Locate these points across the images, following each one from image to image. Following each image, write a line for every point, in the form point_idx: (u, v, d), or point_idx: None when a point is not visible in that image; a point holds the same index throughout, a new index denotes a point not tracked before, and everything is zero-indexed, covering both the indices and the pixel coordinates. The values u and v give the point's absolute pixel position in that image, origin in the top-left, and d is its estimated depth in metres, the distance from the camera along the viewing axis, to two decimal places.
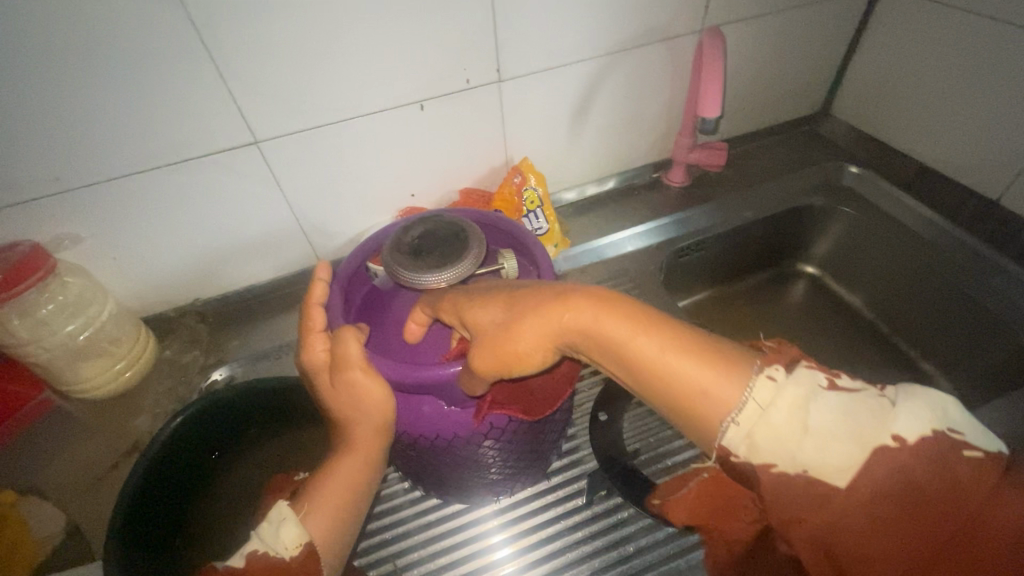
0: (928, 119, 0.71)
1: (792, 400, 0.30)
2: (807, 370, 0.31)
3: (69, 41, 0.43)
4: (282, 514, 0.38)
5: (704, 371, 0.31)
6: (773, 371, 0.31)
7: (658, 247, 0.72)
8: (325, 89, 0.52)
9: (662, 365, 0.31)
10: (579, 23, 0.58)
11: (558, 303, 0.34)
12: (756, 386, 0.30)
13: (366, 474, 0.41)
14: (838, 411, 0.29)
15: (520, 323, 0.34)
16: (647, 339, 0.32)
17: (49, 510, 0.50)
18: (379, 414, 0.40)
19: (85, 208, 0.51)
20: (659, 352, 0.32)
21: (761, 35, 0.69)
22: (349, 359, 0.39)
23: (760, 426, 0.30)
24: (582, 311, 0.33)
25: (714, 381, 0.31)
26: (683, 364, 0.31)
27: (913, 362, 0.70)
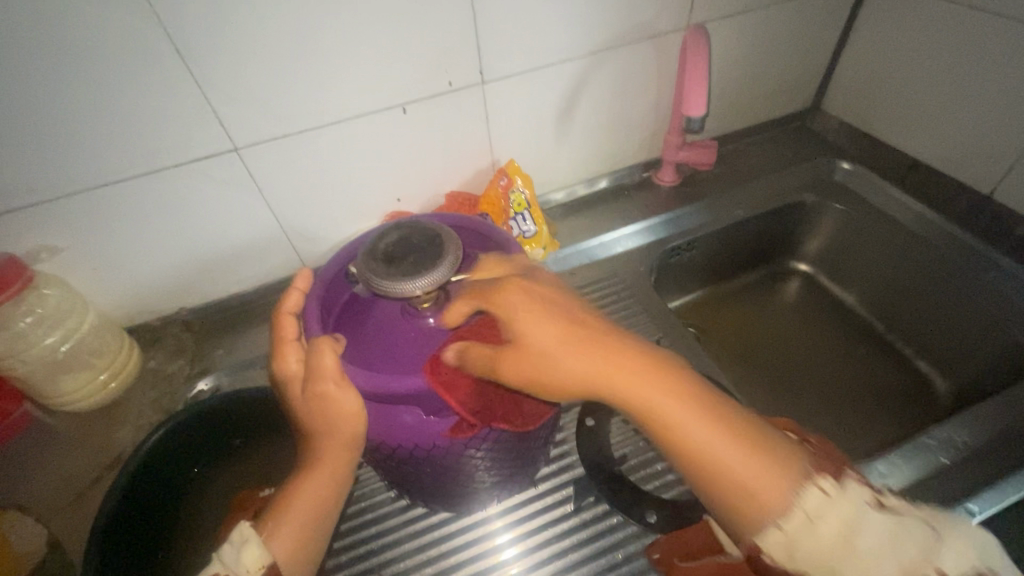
0: (920, 114, 0.70)
1: (841, 517, 0.32)
2: (858, 486, 0.33)
3: (36, 51, 0.42)
4: (244, 534, 0.39)
5: (767, 475, 0.33)
6: (825, 484, 0.33)
7: (648, 247, 0.71)
8: (304, 94, 0.51)
9: (719, 462, 0.34)
10: (561, 22, 0.57)
11: (628, 375, 0.36)
12: (809, 496, 0.33)
13: (335, 490, 0.41)
14: (885, 537, 0.31)
15: (585, 355, 0.36)
16: (706, 435, 0.34)
17: (30, 526, 0.49)
18: (349, 430, 0.40)
19: (63, 219, 0.50)
20: (717, 446, 0.34)
21: (748, 31, 0.68)
22: (323, 372, 0.38)
23: (803, 536, 0.32)
24: (649, 390, 0.35)
25: (773, 481, 0.33)
26: (740, 463, 0.34)
27: (907, 359, 0.69)
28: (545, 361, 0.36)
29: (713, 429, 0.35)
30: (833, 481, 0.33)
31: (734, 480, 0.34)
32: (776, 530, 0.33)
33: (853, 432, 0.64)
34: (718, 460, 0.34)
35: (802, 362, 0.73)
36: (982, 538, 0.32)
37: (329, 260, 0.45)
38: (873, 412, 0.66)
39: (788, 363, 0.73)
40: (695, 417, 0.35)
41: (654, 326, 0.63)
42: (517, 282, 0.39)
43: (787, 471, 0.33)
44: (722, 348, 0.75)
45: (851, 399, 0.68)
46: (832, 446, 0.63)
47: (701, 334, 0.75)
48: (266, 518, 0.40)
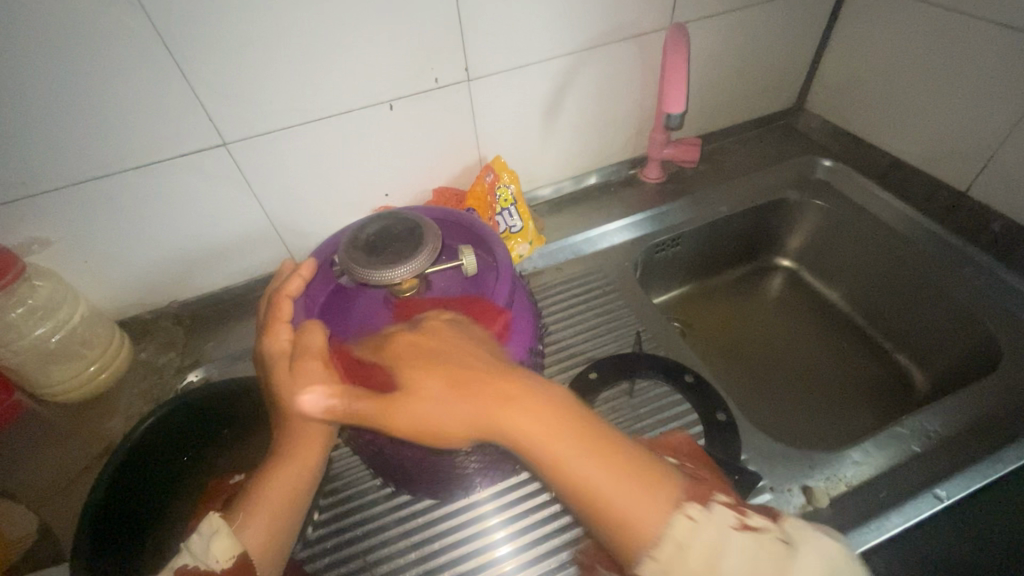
0: (899, 113, 0.71)
1: (707, 542, 0.33)
2: (721, 509, 0.34)
3: (25, 45, 0.43)
4: (214, 524, 0.40)
5: (638, 496, 0.34)
6: (691, 510, 0.34)
7: (633, 243, 0.73)
8: (289, 88, 0.52)
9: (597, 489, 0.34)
10: (545, 21, 0.58)
11: (500, 413, 0.35)
12: (676, 522, 0.33)
13: (307, 477, 0.42)
14: (747, 556, 0.32)
15: (460, 400, 0.36)
16: (581, 460, 0.35)
17: (22, 512, 0.50)
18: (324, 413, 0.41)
19: (54, 212, 0.51)
20: (596, 472, 0.35)
21: (731, 31, 0.69)
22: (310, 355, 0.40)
23: (675, 563, 0.32)
24: (526, 429, 0.35)
25: (644, 502, 0.34)
26: (617, 490, 0.34)
27: (886, 351, 0.71)
28: (425, 409, 0.36)
29: (585, 453, 0.35)
30: (699, 504, 0.34)
31: (574, 478, 0.35)
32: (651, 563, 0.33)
33: (833, 421, 0.66)
34: (593, 484, 0.34)
35: (785, 354, 0.74)
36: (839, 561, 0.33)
37: (315, 252, 0.46)
38: (852, 402, 0.68)
39: (771, 355, 0.74)
40: (569, 446, 0.35)
41: (638, 319, 0.65)
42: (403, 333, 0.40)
43: (661, 496, 0.34)
44: (706, 342, 0.76)
45: (831, 390, 0.69)
46: (812, 435, 0.65)
47: (686, 328, 0.77)
48: (236, 508, 0.40)
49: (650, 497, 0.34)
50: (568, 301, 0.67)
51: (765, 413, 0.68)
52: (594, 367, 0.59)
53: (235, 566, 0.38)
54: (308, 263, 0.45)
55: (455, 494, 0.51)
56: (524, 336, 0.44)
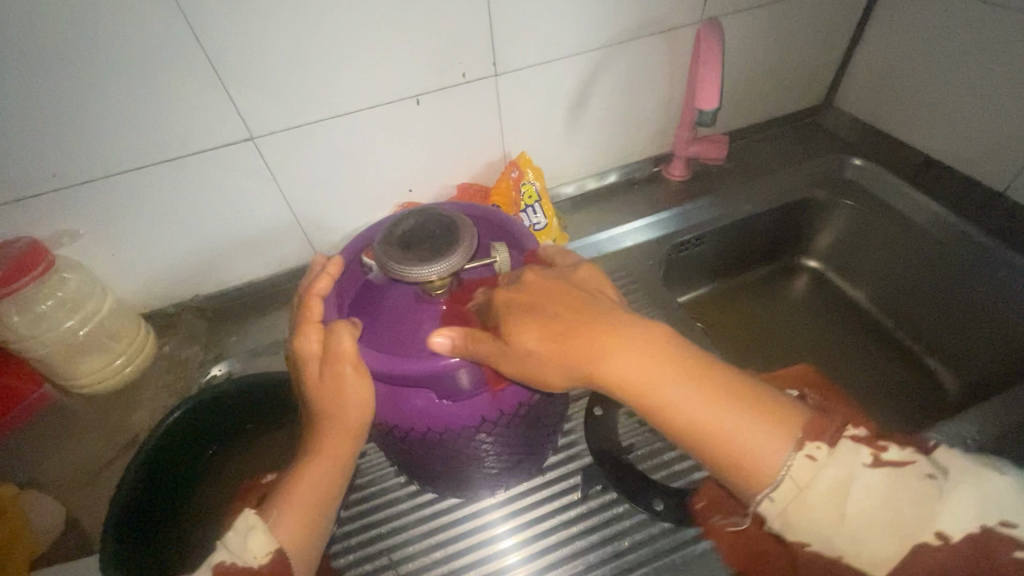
0: (934, 111, 0.70)
1: (832, 481, 0.33)
2: (848, 443, 0.34)
3: (57, 36, 0.42)
4: (248, 522, 0.38)
5: (761, 433, 0.35)
6: (814, 449, 0.34)
7: (657, 241, 0.72)
8: (316, 81, 0.52)
9: (716, 426, 0.35)
10: (575, 15, 0.57)
11: (610, 358, 0.37)
12: (792, 463, 0.34)
13: (337, 477, 0.42)
14: (875, 492, 0.33)
15: (565, 347, 0.37)
16: (692, 400, 0.36)
17: (49, 503, 0.50)
18: (355, 417, 0.41)
19: (82, 205, 0.51)
20: (705, 412, 0.36)
21: (762, 25, 0.68)
22: (348, 356, 0.39)
23: (797, 499, 0.34)
24: (631, 370, 0.36)
25: (760, 439, 0.35)
26: (734, 424, 0.35)
27: (916, 355, 0.69)
28: (533, 356, 0.37)
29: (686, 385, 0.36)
30: (824, 444, 0.34)
31: (684, 415, 0.36)
32: (767, 502, 0.34)
33: (861, 426, 0.65)
34: (704, 418, 0.35)
35: (811, 357, 0.72)
36: (993, 484, 0.33)
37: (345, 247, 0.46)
38: (881, 408, 0.66)
39: (796, 358, 0.73)
40: (678, 387, 0.36)
41: (663, 319, 0.64)
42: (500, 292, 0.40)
43: (784, 429, 0.35)
44: (729, 343, 0.75)
45: (859, 395, 0.68)
46: None
47: (709, 328, 0.75)
48: (271, 505, 0.40)
49: (770, 432, 0.35)
50: None
51: None
52: None
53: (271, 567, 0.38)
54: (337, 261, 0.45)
55: (479, 495, 0.51)
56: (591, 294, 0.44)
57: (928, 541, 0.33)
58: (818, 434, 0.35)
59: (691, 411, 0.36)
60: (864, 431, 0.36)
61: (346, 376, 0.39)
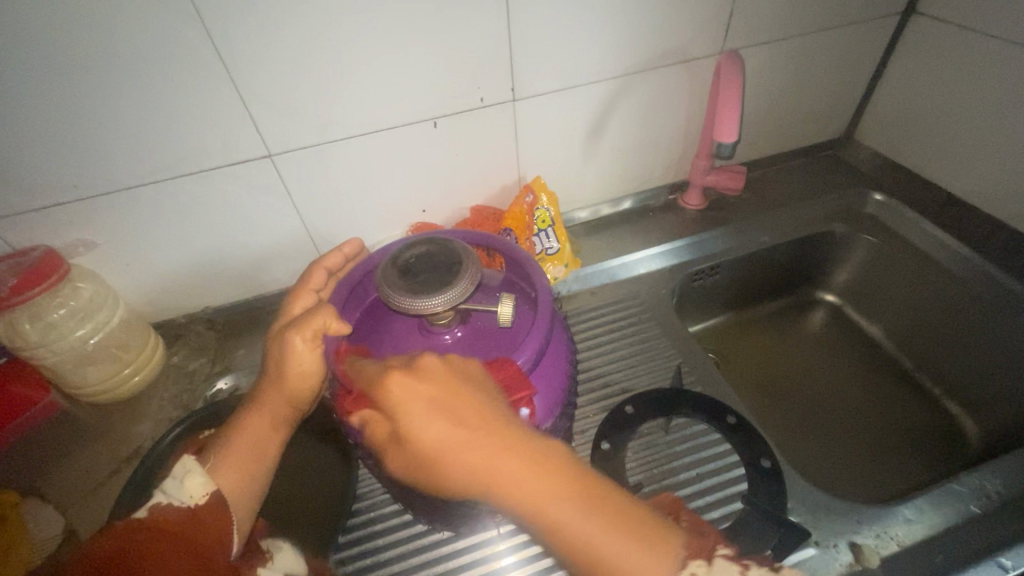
0: (958, 148, 0.68)
1: None
2: (725, 561, 0.33)
3: (87, 55, 0.43)
4: (187, 465, 0.38)
5: (650, 567, 0.32)
6: (696, 567, 0.32)
7: (670, 270, 0.71)
8: (336, 101, 0.52)
9: (599, 552, 0.32)
10: (595, 45, 0.57)
11: (497, 466, 0.34)
12: None
13: (275, 443, 0.42)
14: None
15: (462, 446, 0.34)
16: (585, 520, 0.33)
17: (49, 513, 0.51)
18: (298, 383, 0.42)
19: (100, 216, 0.52)
20: (597, 535, 0.33)
21: (783, 58, 0.67)
22: (311, 313, 0.42)
23: None
24: (524, 481, 0.33)
25: (650, 574, 0.32)
26: (626, 556, 0.32)
27: (934, 400, 0.67)
28: (433, 448, 0.35)
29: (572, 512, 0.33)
30: (703, 559, 0.33)
31: (577, 538, 0.33)
32: None
33: (876, 469, 0.63)
34: (597, 548, 0.32)
35: (825, 394, 0.70)
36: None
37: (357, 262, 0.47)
38: (896, 452, 0.64)
39: (809, 394, 0.71)
40: (572, 507, 0.33)
41: (674, 350, 0.63)
42: (399, 371, 0.37)
43: (672, 557, 0.32)
44: (742, 376, 0.73)
45: (875, 436, 0.65)
46: (854, 484, 0.61)
47: (722, 360, 0.74)
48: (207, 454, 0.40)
49: (654, 559, 0.32)
50: (602, 328, 0.66)
51: (805, 456, 0.64)
52: (630, 400, 0.56)
53: (208, 506, 0.37)
54: (352, 245, 0.52)
55: (476, 527, 0.49)
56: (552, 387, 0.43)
57: None
58: (699, 552, 0.33)
59: (587, 536, 0.33)
60: (731, 548, 0.35)
61: (300, 332, 0.41)
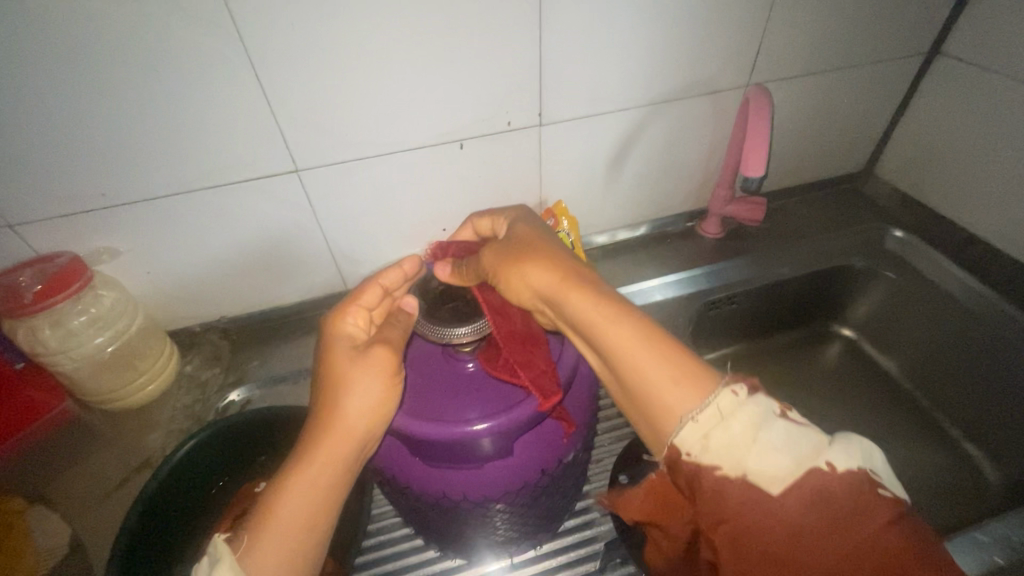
0: (979, 190, 0.68)
1: (744, 423, 0.33)
2: (766, 399, 0.34)
3: (128, 70, 0.44)
4: (217, 551, 0.33)
5: (681, 388, 0.35)
6: (736, 388, 0.34)
7: (687, 298, 0.71)
8: (365, 120, 0.53)
9: (634, 367, 0.36)
10: (622, 75, 0.58)
11: (557, 286, 0.40)
12: (714, 400, 0.34)
13: (333, 489, 0.37)
14: (786, 436, 0.33)
15: (533, 266, 0.42)
16: (619, 337, 0.37)
17: (55, 523, 0.51)
18: (366, 420, 0.38)
19: (126, 224, 0.52)
20: (637, 354, 0.36)
21: (806, 95, 0.68)
22: (375, 359, 0.39)
23: (713, 428, 0.33)
24: (590, 311, 0.38)
25: (680, 395, 0.35)
26: (655, 375, 0.36)
27: (953, 442, 0.66)
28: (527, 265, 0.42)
29: (637, 340, 0.36)
30: (748, 387, 0.35)
31: (624, 361, 0.37)
32: (685, 424, 0.34)
33: None
34: (636, 368, 0.36)
35: (844, 431, 0.69)
36: (871, 451, 0.33)
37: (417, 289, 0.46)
38: (915, 496, 0.63)
39: (825, 430, 0.70)
40: (629, 336, 0.37)
41: None
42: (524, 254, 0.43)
43: (700, 385, 0.35)
44: None
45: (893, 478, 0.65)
46: None
47: None
48: (242, 532, 0.35)
49: (683, 388, 0.35)
50: None
51: None
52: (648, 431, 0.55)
53: None
54: (411, 262, 0.47)
55: (487, 556, 0.48)
56: (580, 430, 0.43)
57: (817, 467, 0.32)
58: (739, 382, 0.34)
59: (638, 362, 0.36)
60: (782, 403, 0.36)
61: (370, 383, 0.39)
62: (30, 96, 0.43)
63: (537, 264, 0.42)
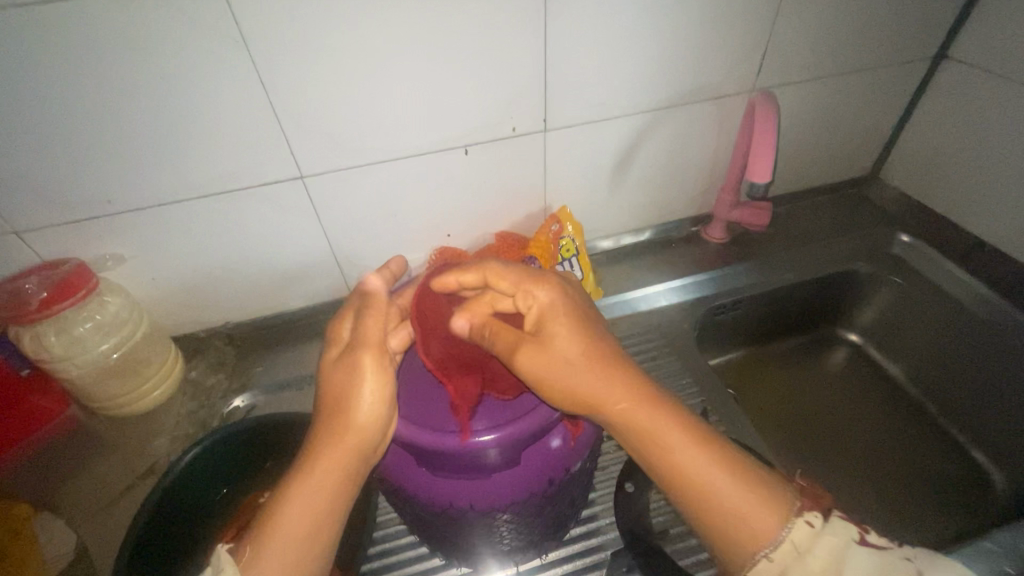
0: (986, 195, 0.68)
1: (826, 555, 0.34)
2: (842, 522, 0.35)
3: (134, 78, 0.44)
4: (220, 563, 0.34)
5: (759, 509, 0.36)
6: (811, 517, 0.35)
7: (692, 303, 0.70)
8: (370, 127, 0.53)
9: (715, 496, 0.37)
10: (627, 80, 0.58)
11: (607, 394, 0.39)
12: (790, 529, 0.35)
13: (336, 498, 0.37)
14: (872, 568, 0.33)
15: (579, 370, 0.39)
16: (704, 468, 0.37)
17: (59, 529, 0.50)
18: (364, 425, 0.38)
19: (131, 230, 0.52)
20: (720, 485, 0.37)
21: (811, 100, 0.68)
22: (360, 366, 0.39)
23: (793, 565, 0.34)
24: (677, 442, 0.38)
25: (758, 514, 0.36)
26: (733, 496, 0.37)
27: (961, 448, 0.65)
28: (567, 366, 0.39)
29: (686, 440, 0.38)
30: (819, 513, 0.36)
31: (701, 484, 0.37)
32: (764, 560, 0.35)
33: (901, 519, 0.61)
34: (717, 495, 0.37)
35: (850, 436, 0.69)
36: (956, 573, 0.33)
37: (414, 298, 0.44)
38: (922, 502, 0.62)
39: (831, 436, 0.69)
40: (709, 464, 0.38)
41: (694, 388, 0.62)
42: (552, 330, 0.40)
43: (775, 504, 0.36)
44: (762, 413, 0.72)
45: (901, 483, 0.64)
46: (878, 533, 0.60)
47: (742, 396, 0.73)
48: (245, 544, 0.35)
49: (765, 512, 0.36)
50: None
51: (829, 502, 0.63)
52: None
53: None
54: (399, 262, 0.47)
55: (492, 564, 0.48)
56: (582, 436, 0.43)
57: None
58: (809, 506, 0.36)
59: (721, 494, 0.37)
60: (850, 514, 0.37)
61: (359, 391, 0.38)
62: (37, 103, 0.43)
63: (571, 357, 0.39)
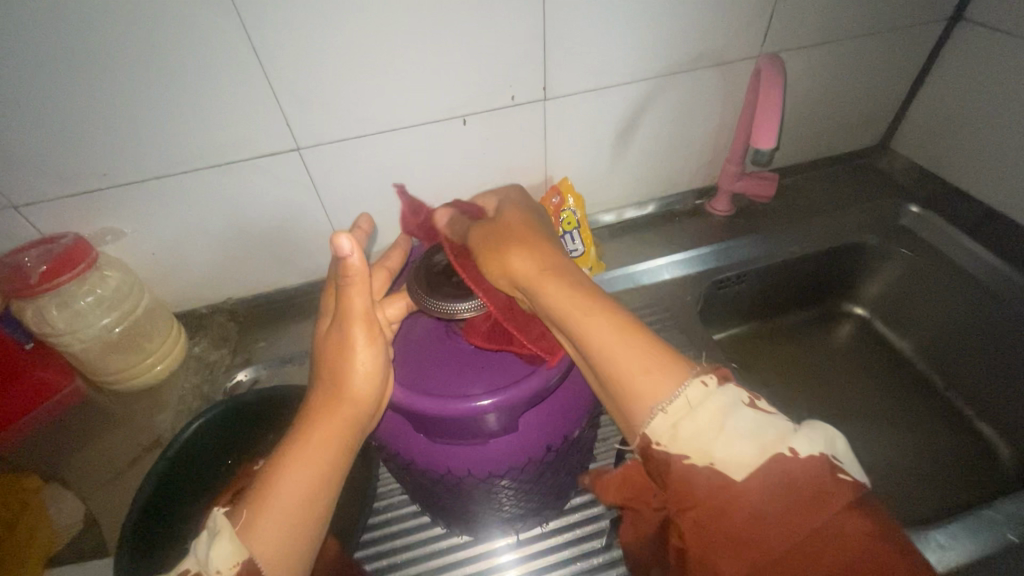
0: (1000, 159, 0.66)
1: (710, 412, 0.33)
2: (734, 387, 0.35)
3: (122, 49, 0.43)
4: (217, 525, 0.34)
5: (656, 376, 0.35)
6: (707, 377, 0.34)
7: (695, 277, 0.70)
8: (365, 97, 0.52)
9: (615, 363, 0.35)
10: (630, 45, 0.56)
11: (527, 266, 0.40)
12: (686, 389, 0.34)
13: (333, 466, 0.37)
14: (751, 423, 0.33)
15: (512, 246, 0.42)
16: (602, 330, 0.36)
17: (70, 499, 0.52)
18: (361, 395, 0.39)
19: (127, 205, 0.52)
20: (619, 348, 0.36)
21: (820, 65, 0.66)
22: (351, 337, 0.39)
23: (683, 417, 0.33)
24: (560, 305, 0.38)
25: (656, 380, 0.35)
26: (630, 361, 0.35)
27: (966, 422, 0.65)
28: (508, 245, 0.42)
29: (606, 325, 0.36)
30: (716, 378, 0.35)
31: (603, 356, 0.36)
32: (656, 416, 0.34)
33: (904, 492, 0.61)
34: (615, 362, 0.36)
35: (856, 411, 0.69)
36: (828, 432, 0.33)
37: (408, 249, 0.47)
38: (924, 474, 0.62)
39: (835, 410, 0.69)
40: (609, 332, 0.36)
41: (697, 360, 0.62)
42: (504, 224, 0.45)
43: (675, 371, 0.35)
44: (765, 388, 0.71)
45: (904, 457, 0.64)
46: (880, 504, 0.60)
47: (746, 371, 0.72)
48: (240, 508, 0.35)
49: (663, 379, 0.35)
50: None
51: None
52: None
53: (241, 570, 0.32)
54: (366, 220, 0.48)
55: (494, 532, 0.48)
56: (577, 410, 0.42)
57: (782, 455, 0.31)
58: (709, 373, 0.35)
59: (615, 359, 0.35)
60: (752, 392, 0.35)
61: (353, 361, 0.39)
62: (26, 75, 0.43)
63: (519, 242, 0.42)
